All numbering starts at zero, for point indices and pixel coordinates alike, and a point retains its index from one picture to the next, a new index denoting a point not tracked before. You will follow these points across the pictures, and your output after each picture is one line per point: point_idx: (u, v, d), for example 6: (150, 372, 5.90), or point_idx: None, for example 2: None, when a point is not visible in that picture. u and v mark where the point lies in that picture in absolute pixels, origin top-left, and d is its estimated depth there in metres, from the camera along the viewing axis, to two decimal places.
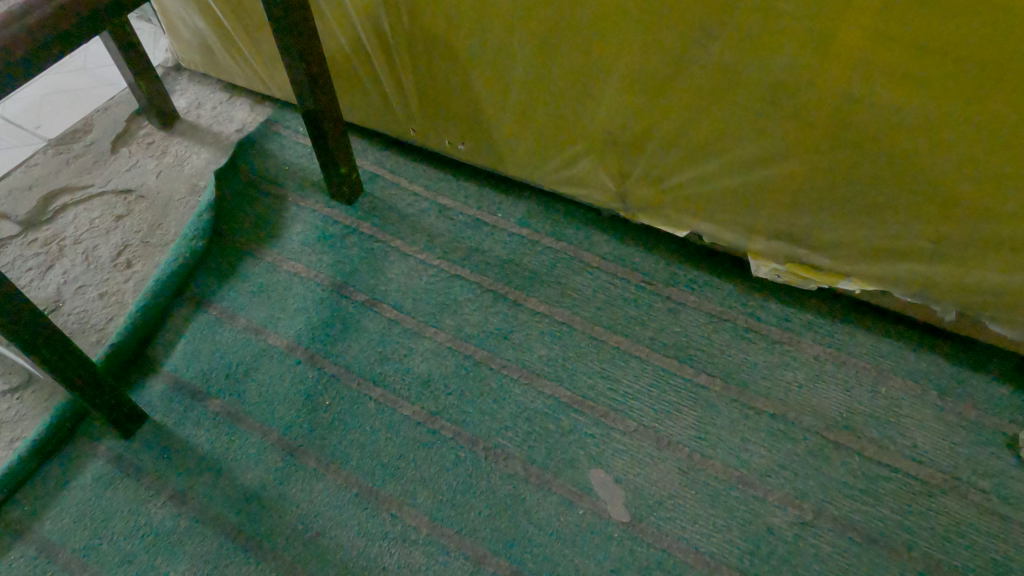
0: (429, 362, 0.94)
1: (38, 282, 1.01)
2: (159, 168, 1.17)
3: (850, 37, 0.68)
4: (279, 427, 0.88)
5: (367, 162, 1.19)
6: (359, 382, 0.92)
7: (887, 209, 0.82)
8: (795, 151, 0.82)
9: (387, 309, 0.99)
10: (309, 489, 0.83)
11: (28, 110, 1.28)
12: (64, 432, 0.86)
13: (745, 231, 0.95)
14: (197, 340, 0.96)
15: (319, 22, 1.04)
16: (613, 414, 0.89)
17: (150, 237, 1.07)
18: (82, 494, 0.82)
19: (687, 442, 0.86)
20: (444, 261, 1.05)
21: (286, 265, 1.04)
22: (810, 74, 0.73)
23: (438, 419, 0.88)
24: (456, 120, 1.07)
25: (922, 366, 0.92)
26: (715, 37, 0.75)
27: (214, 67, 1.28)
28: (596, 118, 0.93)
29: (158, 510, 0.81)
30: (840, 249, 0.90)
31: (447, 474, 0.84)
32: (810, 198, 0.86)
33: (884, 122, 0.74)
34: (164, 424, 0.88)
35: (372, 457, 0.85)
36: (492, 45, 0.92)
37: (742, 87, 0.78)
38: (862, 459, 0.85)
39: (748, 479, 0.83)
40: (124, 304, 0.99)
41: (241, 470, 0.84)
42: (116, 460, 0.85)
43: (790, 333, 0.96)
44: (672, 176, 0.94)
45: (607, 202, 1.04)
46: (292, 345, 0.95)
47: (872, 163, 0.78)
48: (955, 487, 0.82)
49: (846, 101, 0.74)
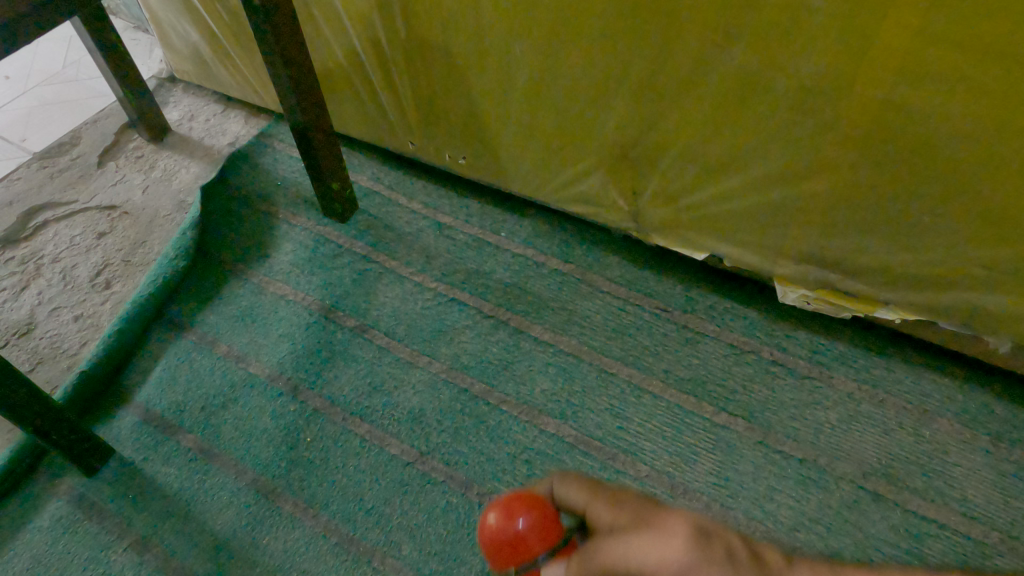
0: (421, 396, 0.86)
1: (11, 303, 0.95)
2: (146, 183, 1.12)
3: (893, 35, 0.59)
4: (255, 466, 0.80)
5: (364, 177, 1.13)
6: (344, 417, 0.84)
7: (930, 233, 0.73)
8: (823, 166, 0.73)
9: (379, 336, 0.92)
10: (284, 536, 0.75)
11: (15, 123, 1.24)
12: (24, 469, 0.79)
13: (771, 255, 0.86)
14: (173, 368, 0.89)
15: (314, 34, 0.98)
16: (622, 457, 0.80)
17: (132, 256, 1.01)
18: (36, 538, 0.75)
19: (706, 490, 0.77)
20: (441, 284, 0.97)
21: (273, 286, 0.97)
22: (846, 80, 0.64)
23: (429, 460, 0.80)
24: (457, 132, 0.99)
25: (970, 407, 0.82)
26: (736, 38, 0.67)
27: (209, 79, 1.22)
28: (605, 131, 0.85)
29: (119, 557, 0.74)
30: (879, 275, 0.80)
31: (435, 523, 0.75)
32: (845, 218, 0.77)
33: (930, 133, 0.64)
34: (131, 461, 0.81)
35: (355, 502, 0.77)
36: (491, 55, 0.85)
37: (765, 94, 0.70)
38: (904, 513, 0.75)
39: (774, 535, 0.74)
40: (99, 328, 0.92)
41: (209, 513, 0.77)
42: (77, 500, 0.78)
43: (821, 367, 0.87)
44: (689, 193, 0.85)
45: (617, 221, 0.96)
46: (274, 375, 0.88)
47: (914, 178, 0.69)
48: (1014, 548, 0.72)
49: (887, 110, 0.64)
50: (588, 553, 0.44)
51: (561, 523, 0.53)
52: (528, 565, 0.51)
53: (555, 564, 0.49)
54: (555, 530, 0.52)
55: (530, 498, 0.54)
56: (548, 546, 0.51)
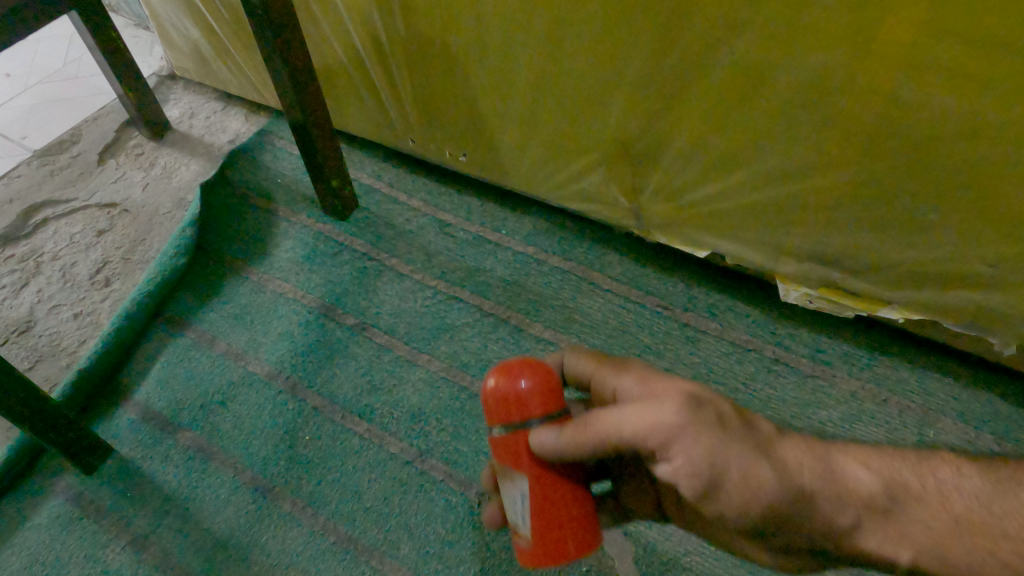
0: (420, 394, 0.85)
1: (10, 300, 0.95)
2: (146, 180, 1.11)
3: (897, 30, 0.58)
4: (254, 465, 0.80)
5: (364, 174, 1.12)
6: (343, 416, 0.84)
7: (935, 231, 0.72)
8: (826, 163, 0.72)
9: (379, 334, 0.91)
10: (282, 536, 0.74)
11: (16, 120, 1.24)
12: (22, 467, 0.79)
13: (774, 253, 0.85)
14: (172, 365, 0.89)
15: (313, 31, 0.98)
16: None
17: (131, 254, 1.01)
18: (34, 536, 0.75)
19: None
20: (442, 282, 0.97)
21: (273, 284, 0.97)
22: (848, 76, 0.63)
23: (428, 459, 0.80)
24: (458, 129, 0.99)
25: (975, 407, 0.81)
26: (737, 34, 0.66)
27: (209, 76, 1.22)
28: (606, 128, 0.84)
29: (117, 556, 0.73)
30: (883, 274, 0.79)
31: (435, 522, 0.75)
32: (848, 216, 0.76)
33: (934, 130, 0.63)
34: (129, 459, 0.81)
35: (354, 500, 0.77)
36: (491, 51, 0.84)
37: (767, 91, 0.69)
38: None
39: None
40: (98, 325, 0.92)
41: (208, 512, 0.76)
42: (76, 498, 0.77)
43: (824, 366, 0.86)
44: (691, 190, 0.85)
45: (618, 219, 0.95)
46: (273, 373, 0.88)
47: (917, 175, 0.68)
48: None
49: (890, 106, 0.63)
50: (596, 417, 0.45)
51: (560, 393, 0.52)
52: (518, 423, 0.50)
53: (550, 429, 0.49)
54: (557, 397, 0.51)
55: (534, 361, 0.51)
56: (545, 410, 0.50)
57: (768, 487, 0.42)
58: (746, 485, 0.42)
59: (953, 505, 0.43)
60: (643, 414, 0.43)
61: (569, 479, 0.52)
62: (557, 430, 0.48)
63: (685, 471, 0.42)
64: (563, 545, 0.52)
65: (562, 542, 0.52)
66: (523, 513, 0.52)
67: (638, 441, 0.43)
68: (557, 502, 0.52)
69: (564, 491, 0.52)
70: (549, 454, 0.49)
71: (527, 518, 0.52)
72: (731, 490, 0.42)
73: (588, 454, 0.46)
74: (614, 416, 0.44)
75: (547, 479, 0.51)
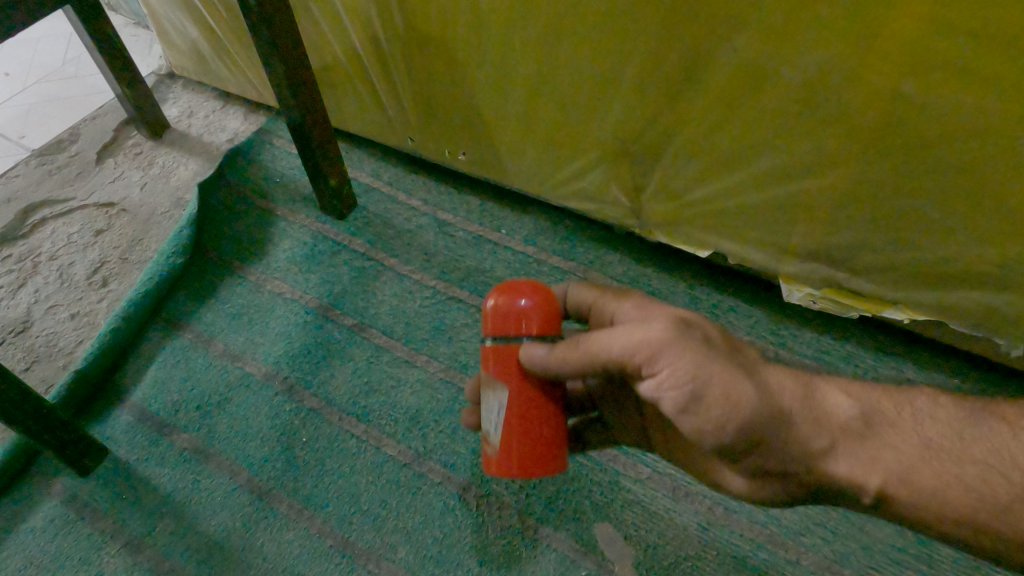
0: (418, 396, 0.84)
1: (7, 301, 0.95)
2: (145, 179, 1.11)
3: (902, 27, 0.57)
4: (250, 467, 0.79)
5: (363, 174, 1.11)
6: (341, 417, 0.83)
7: (939, 231, 0.70)
8: (828, 161, 0.71)
9: (377, 335, 0.90)
10: (278, 539, 0.74)
11: (14, 119, 1.23)
12: (17, 468, 0.78)
13: (776, 252, 0.84)
14: (168, 367, 0.88)
15: (311, 29, 0.97)
16: (623, 459, 0.78)
17: (129, 254, 1.00)
18: (29, 539, 0.74)
19: (708, 493, 0.76)
20: (441, 282, 0.96)
21: (271, 284, 0.96)
22: (852, 73, 0.62)
23: (426, 461, 0.79)
24: (456, 128, 0.98)
25: None
26: (739, 30, 0.65)
27: (208, 75, 1.21)
28: (606, 126, 0.83)
29: (111, 559, 0.73)
30: (887, 274, 0.78)
31: (432, 525, 0.74)
32: (851, 215, 0.74)
33: (940, 128, 0.62)
34: (125, 462, 0.80)
35: (351, 503, 0.76)
36: (490, 49, 0.83)
37: (769, 88, 0.68)
38: None
39: (778, 539, 0.72)
40: (95, 326, 0.92)
41: (203, 515, 0.76)
42: (71, 501, 0.77)
43: (827, 368, 0.85)
44: (692, 189, 0.84)
45: (618, 218, 0.94)
46: (270, 374, 0.87)
47: (922, 174, 0.66)
48: None
49: (896, 104, 0.62)
50: (589, 337, 0.47)
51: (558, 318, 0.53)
52: (512, 336, 0.51)
53: (542, 345, 0.50)
54: (555, 322, 0.52)
55: (536, 282, 0.52)
56: (542, 331, 0.51)
57: (748, 410, 0.43)
58: (729, 401, 0.43)
59: (924, 431, 0.48)
60: (633, 330, 0.45)
61: (550, 398, 0.53)
62: (550, 347, 0.49)
63: (668, 383, 0.44)
64: (529, 462, 0.53)
65: (528, 460, 0.53)
66: (497, 423, 0.53)
67: (626, 356, 0.45)
68: (537, 417, 0.53)
69: (542, 413, 0.53)
70: (537, 368, 0.50)
71: (501, 429, 0.53)
72: (713, 407, 0.43)
73: (576, 370, 0.48)
74: (605, 335, 0.46)
75: (528, 393, 0.52)
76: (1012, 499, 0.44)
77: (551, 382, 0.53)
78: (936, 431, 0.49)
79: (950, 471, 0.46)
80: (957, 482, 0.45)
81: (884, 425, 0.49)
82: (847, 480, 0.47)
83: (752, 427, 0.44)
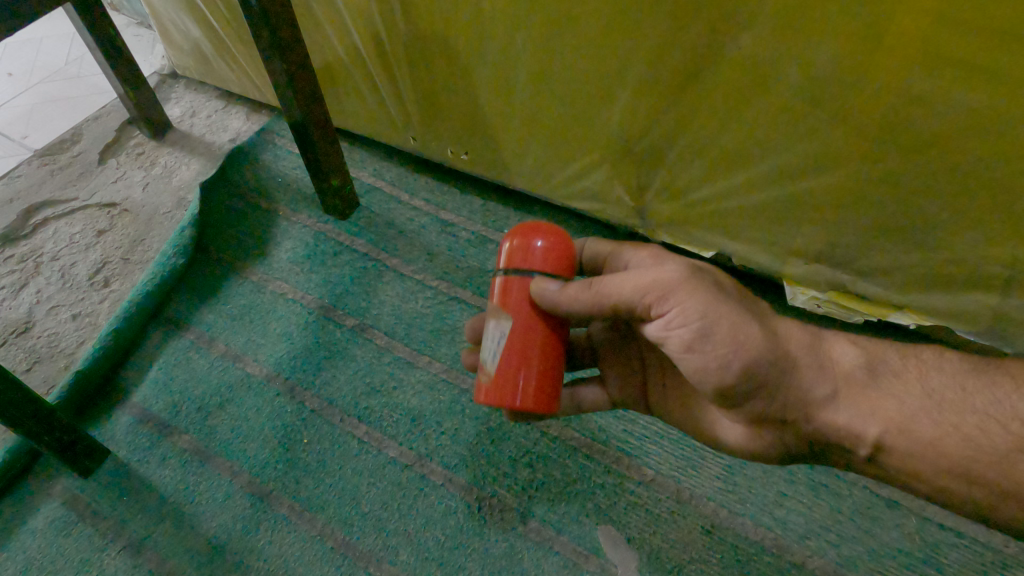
0: (420, 397, 0.84)
1: (9, 301, 0.94)
2: (147, 180, 1.11)
3: (909, 25, 0.56)
4: (252, 468, 0.79)
5: (366, 173, 1.11)
6: (342, 418, 0.82)
7: (947, 233, 0.69)
8: (834, 161, 0.70)
9: (379, 335, 0.90)
10: (279, 541, 0.73)
11: (17, 120, 1.23)
12: (18, 469, 0.78)
13: (781, 253, 0.83)
14: (170, 367, 0.88)
15: (313, 29, 0.96)
16: (627, 461, 0.78)
17: (131, 254, 1.00)
18: (30, 541, 0.74)
19: (713, 496, 0.75)
20: (443, 282, 0.95)
21: (273, 285, 0.96)
22: (859, 72, 0.61)
23: (428, 463, 0.78)
24: (459, 127, 0.97)
25: None
26: (744, 28, 0.64)
27: (211, 74, 1.21)
28: (609, 125, 0.83)
29: (112, 561, 0.72)
30: (895, 275, 0.77)
31: (434, 527, 0.74)
32: (857, 215, 0.74)
33: (948, 128, 0.61)
34: (126, 463, 0.80)
35: (352, 505, 0.75)
36: (492, 49, 0.83)
37: (774, 87, 0.67)
38: (920, 521, 0.72)
39: (783, 542, 0.71)
40: (97, 326, 0.91)
41: (204, 516, 0.75)
42: (72, 502, 0.77)
43: None
44: (696, 189, 0.83)
45: (622, 218, 0.93)
46: (271, 375, 0.87)
47: (930, 174, 0.65)
48: None
49: (903, 103, 0.61)
50: (603, 280, 0.53)
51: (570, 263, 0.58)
52: (526, 270, 0.56)
53: (554, 281, 0.55)
54: (566, 266, 0.57)
55: (553, 229, 0.58)
56: (555, 271, 0.56)
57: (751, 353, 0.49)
58: (735, 341, 0.49)
59: (927, 382, 0.53)
60: (648, 275, 0.51)
61: (551, 337, 0.57)
62: (563, 284, 0.54)
63: (675, 322, 0.50)
64: (527, 388, 0.56)
65: (524, 390, 0.56)
66: (495, 350, 0.57)
67: (636, 298, 0.52)
68: (536, 350, 0.56)
69: (541, 347, 0.57)
70: (547, 301, 0.55)
71: (500, 356, 0.56)
72: (719, 344, 0.49)
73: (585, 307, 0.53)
74: (619, 279, 0.53)
75: (532, 328, 0.56)
76: (1010, 447, 0.47)
77: (553, 322, 0.57)
78: (942, 394, 0.52)
79: (950, 420, 0.50)
80: (956, 430, 0.49)
81: (889, 386, 0.53)
82: (847, 428, 0.52)
83: (751, 367, 0.50)
